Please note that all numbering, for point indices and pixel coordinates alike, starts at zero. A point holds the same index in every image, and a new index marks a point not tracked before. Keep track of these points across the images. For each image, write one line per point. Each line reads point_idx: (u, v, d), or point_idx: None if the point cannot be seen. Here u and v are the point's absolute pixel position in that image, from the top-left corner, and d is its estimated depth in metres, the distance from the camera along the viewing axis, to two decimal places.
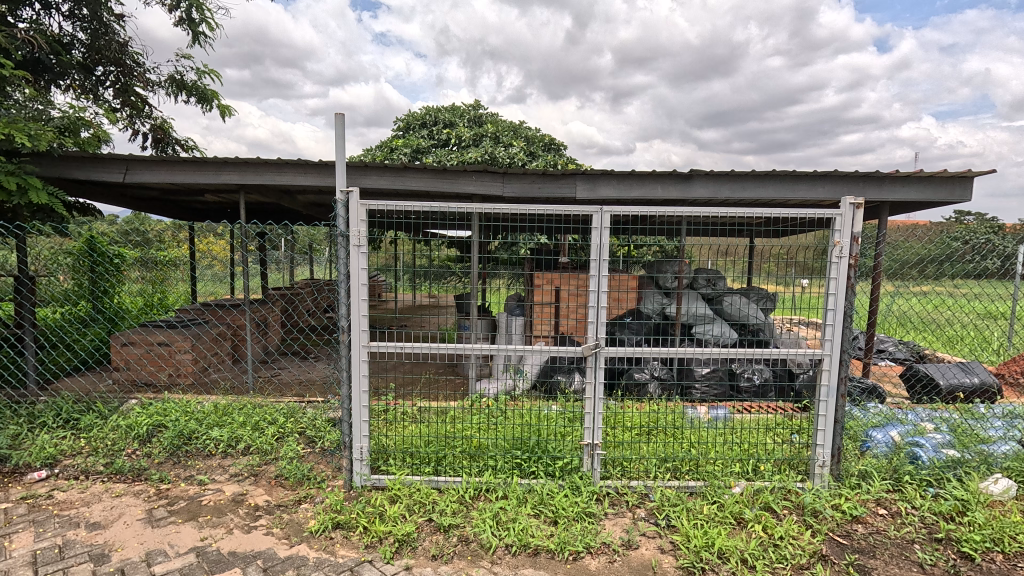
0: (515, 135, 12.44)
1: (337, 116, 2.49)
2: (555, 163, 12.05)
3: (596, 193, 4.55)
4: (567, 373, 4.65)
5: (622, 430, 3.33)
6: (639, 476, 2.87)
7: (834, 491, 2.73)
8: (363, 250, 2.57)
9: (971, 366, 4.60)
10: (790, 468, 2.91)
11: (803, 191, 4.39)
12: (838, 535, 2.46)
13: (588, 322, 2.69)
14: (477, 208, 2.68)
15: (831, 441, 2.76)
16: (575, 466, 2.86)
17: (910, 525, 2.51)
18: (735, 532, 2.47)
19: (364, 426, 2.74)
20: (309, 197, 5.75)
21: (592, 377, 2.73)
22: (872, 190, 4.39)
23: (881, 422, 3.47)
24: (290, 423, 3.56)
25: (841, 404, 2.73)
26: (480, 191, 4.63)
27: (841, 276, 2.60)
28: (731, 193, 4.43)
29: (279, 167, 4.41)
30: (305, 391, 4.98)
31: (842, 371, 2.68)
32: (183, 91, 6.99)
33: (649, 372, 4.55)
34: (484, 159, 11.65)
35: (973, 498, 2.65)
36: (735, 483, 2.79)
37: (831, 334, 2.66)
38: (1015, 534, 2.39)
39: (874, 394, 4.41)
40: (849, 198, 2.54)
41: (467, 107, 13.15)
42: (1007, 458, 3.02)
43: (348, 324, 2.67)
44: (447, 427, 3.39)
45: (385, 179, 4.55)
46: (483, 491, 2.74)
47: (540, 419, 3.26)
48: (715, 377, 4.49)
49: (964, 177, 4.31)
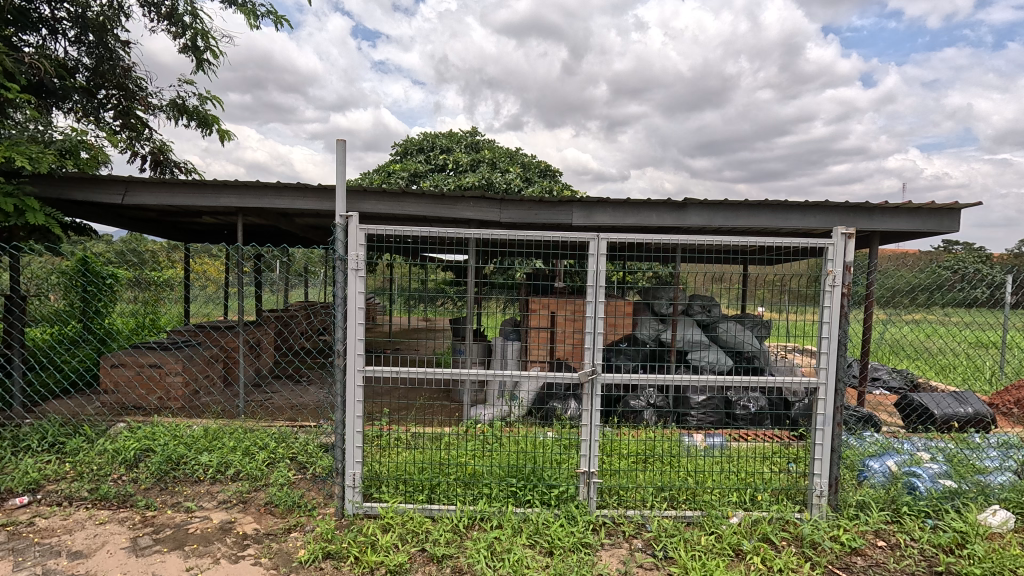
0: (511, 161, 12.64)
1: (339, 142, 2.52)
2: (553, 189, 12.22)
3: (592, 220, 4.60)
4: (562, 400, 4.67)
5: (619, 457, 3.32)
6: (636, 505, 2.82)
7: (832, 522, 2.69)
8: (361, 274, 2.56)
9: (965, 396, 4.62)
10: (787, 498, 2.86)
11: (795, 220, 4.47)
12: (837, 567, 2.43)
13: (585, 347, 2.69)
14: (475, 233, 2.70)
15: (828, 470, 2.74)
16: (571, 495, 2.81)
17: (909, 557, 2.49)
18: (733, 565, 2.43)
19: (357, 453, 2.69)
20: (307, 220, 5.77)
21: (589, 404, 2.70)
22: (863, 220, 4.47)
23: (877, 451, 3.45)
24: (281, 447, 3.51)
25: (838, 432, 2.71)
26: (477, 217, 4.68)
27: (835, 305, 2.63)
28: (724, 222, 4.50)
29: (279, 190, 4.44)
30: (298, 415, 4.93)
31: (837, 401, 2.68)
32: (184, 115, 7.08)
33: (644, 399, 4.57)
34: (481, 185, 11.81)
35: (971, 530, 2.64)
36: (732, 513, 2.76)
37: (826, 362, 2.68)
38: (1015, 567, 2.36)
39: (870, 422, 4.40)
40: (841, 228, 2.59)
41: (464, 133, 13.37)
42: (1005, 489, 2.99)
43: (344, 348, 2.66)
44: (441, 453, 3.36)
45: (384, 204, 4.60)
46: (477, 520, 2.69)
47: (535, 446, 3.27)
48: (710, 404, 4.52)
49: (951, 209, 4.41)
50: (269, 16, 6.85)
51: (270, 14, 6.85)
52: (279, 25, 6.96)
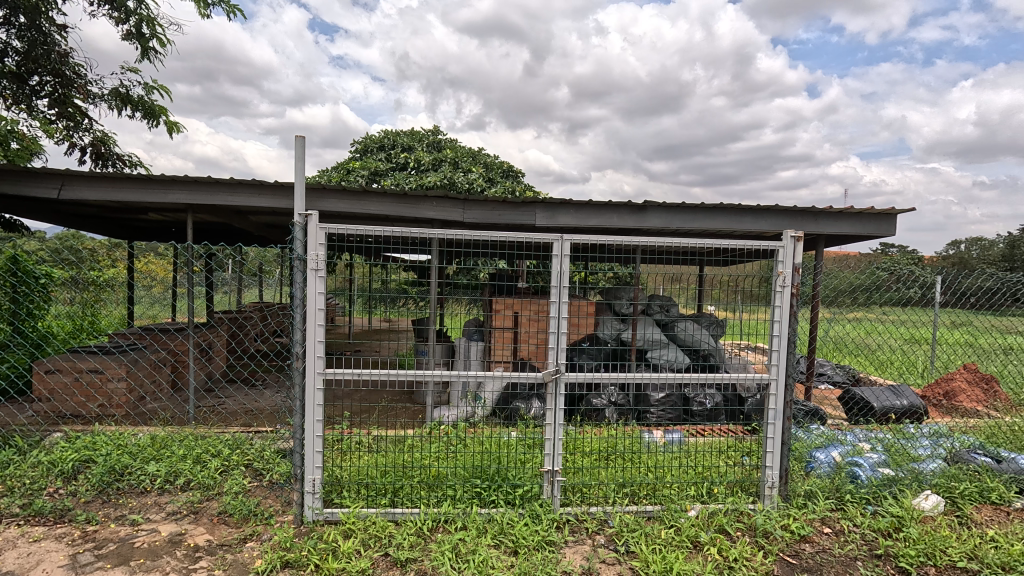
0: (473, 161, 12.61)
1: (297, 139, 2.45)
2: (515, 190, 12.26)
3: (555, 221, 4.65)
4: (525, 400, 4.70)
5: (582, 455, 3.37)
6: (598, 502, 2.87)
7: (782, 512, 2.82)
8: (321, 274, 2.50)
9: (900, 389, 4.94)
10: (742, 490, 2.98)
11: (747, 223, 4.66)
12: (787, 554, 2.55)
13: (549, 347, 2.72)
14: (439, 234, 2.68)
15: (779, 462, 2.87)
16: (535, 494, 2.83)
17: (852, 542, 2.64)
18: (692, 556, 2.51)
19: (317, 458, 2.61)
20: (263, 218, 5.58)
21: (552, 403, 2.72)
22: (809, 223, 4.70)
23: (823, 443, 3.64)
24: (235, 454, 3.38)
25: (788, 426, 2.84)
26: (440, 217, 4.66)
27: (785, 304, 2.77)
28: (682, 224, 4.64)
29: (232, 187, 4.27)
30: (254, 421, 4.76)
31: (787, 395, 2.82)
32: (128, 105, 6.70)
33: (606, 398, 4.65)
34: (443, 184, 11.71)
35: (907, 514, 2.82)
36: (690, 507, 2.86)
37: (776, 359, 2.81)
38: (944, 547, 2.55)
39: (816, 416, 4.64)
40: (790, 231, 2.72)
41: (426, 132, 13.24)
42: (936, 475, 3.21)
43: (302, 350, 2.58)
44: (404, 455, 3.32)
45: (344, 202, 4.50)
46: (441, 523, 2.67)
47: (500, 447, 3.27)
48: (669, 402, 4.65)
49: (888, 214, 4.71)
50: (220, 4, 6.57)
51: (221, 3, 6.57)
52: (232, 14, 6.69)
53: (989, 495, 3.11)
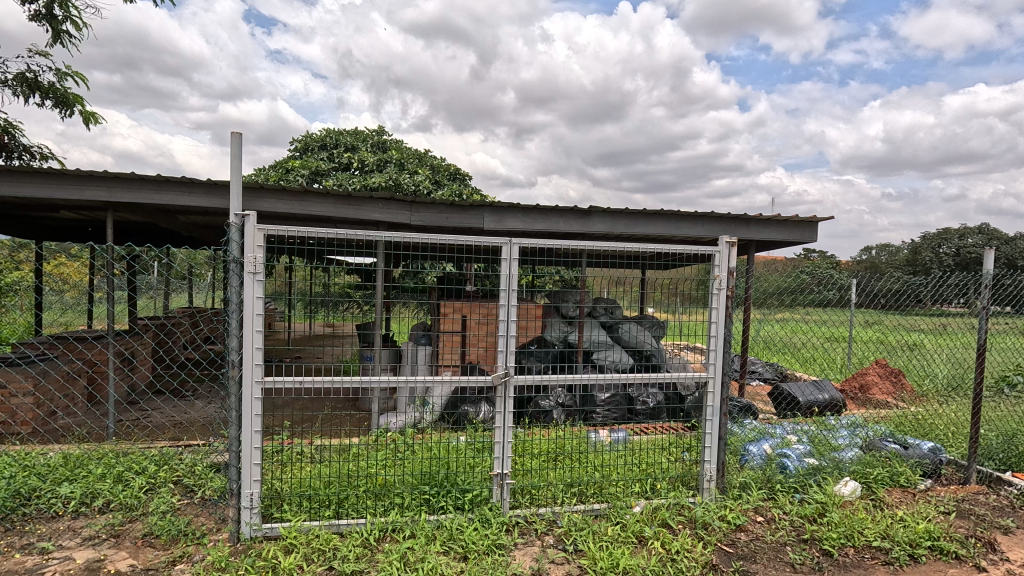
0: (420, 162, 12.46)
1: (234, 136, 2.33)
2: (462, 192, 12.23)
3: (502, 225, 4.68)
4: (474, 404, 4.68)
5: (531, 457, 3.40)
6: (547, 503, 2.91)
7: (720, 503, 2.97)
8: (259, 278, 2.37)
9: (822, 384, 5.34)
10: (683, 485, 3.11)
11: (686, 229, 4.88)
12: (724, 544, 2.68)
13: (498, 351, 2.73)
14: (386, 237, 2.62)
15: (716, 456, 3.02)
16: (484, 497, 2.82)
17: (782, 529, 2.81)
18: (637, 551, 2.59)
19: (255, 471, 2.48)
20: (194, 218, 5.25)
21: (501, 406, 2.73)
22: (741, 230, 4.99)
23: (756, 436, 3.87)
24: (162, 471, 3.15)
25: (724, 422, 3.00)
26: (386, 219, 4.56)
27: (721, 306, 2.92)
28: (625, 229, 4.80)
29: (159, 184, 3.99)
30: (184, 435, 4.46)
31: (724, 393, 2.97)
32: (37, 92, 6.12)
33: (553, 399, 4.72)
34: (388, 185, 11.49)
35: (830, 500, 3.04)
36: (635, 503, 2.95)
37: (714, 358, 2.96)
38: (862, 529, 2.77)
39: (749, 411, 4.92)
40: (725, 237, 2.87)
41: (370, 132, 12.96)
42: (854, 462, 3.49)
43: (239, 358, 2.45)
44: (349, 465, 3.22)
45: (284, 203, 4.32)
46: (389, 532, 2.61)
47: (448, 451, 3.24)
48: (614, 402, 4.79)
49: (810, 222, 5.08)
50: None
51: None
52: None
53: (898, 479, 3.41)
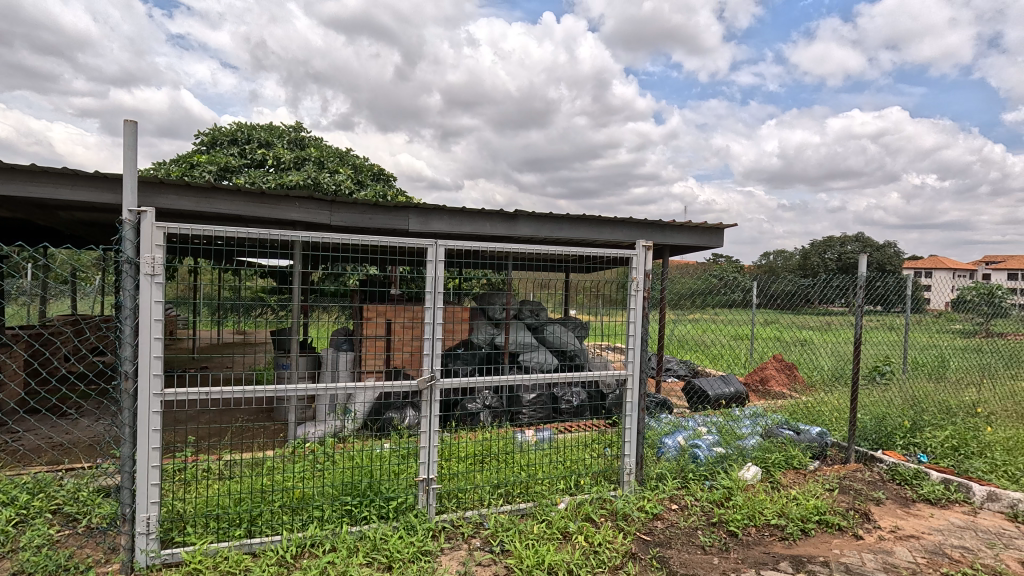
0: (341, 162, 12.01)
1: (128, 124, 2.12)
2: (386, 194, 11.95)
3: (428, 227, 4.62)
4: (399, 410, 4.57)
5: (457, 461, 3.38)
6: (474, 505, 2.90)
7: (638, 495, 3.12)
8: (158, 281, 2.17)
9: (728, 378, 5.77)
10: (605, 479, 3.23)
11: (606, 233, 5.09)
12: (642, 532, 2.82)
13: (423, 354, 2.68)
14: (304, 237, 2.50)
15: (635, 450, 3.18)
16: (410, 504, 2.77)
17: (694, 514, 3.01)
18: (562, 546, 2.65)
19: (153, 492, 2.26)
20: (78, 214, 4.70)
21: (427, 411, 2.69)
22: (657, 235, 5.29)
23: (670, 429, 4.10)
24: (37, 500, 2.78)
25: (642, 417, 3.16)
26: (305, 219, 4.35)
27: (639, 306, 3.08)
28: (549, 233, 4.92)
29: (34, 176, 3.53)
30: (65, 457, 3.96)
31: (642, 389, 3.13)
32: None
33: (480, 402, 4.73)
34: (307, 184, 10.96)
35: (735, 485, 3.30)
36: (560, 500, 3.02)
37: (632, 357, 3.11)
38: (762, 509, 3.03)
39: (665, 406, 5.21)
40: (642, 241, 3.03)
41: (286, 128, 12.30)
42: (755, 449, 3.80)
43: (133, 368, 2.22)
44: (262, 480, 3.02)
45: (188, 200, 3.98)
46: (307, 548, 2.48)
47: (372, 460, 3.14)
48: (540, 402, 4.88)
49: (717, 229, 5.49)
50: None
51: None
52: None
53: (792, 462, 3.77)
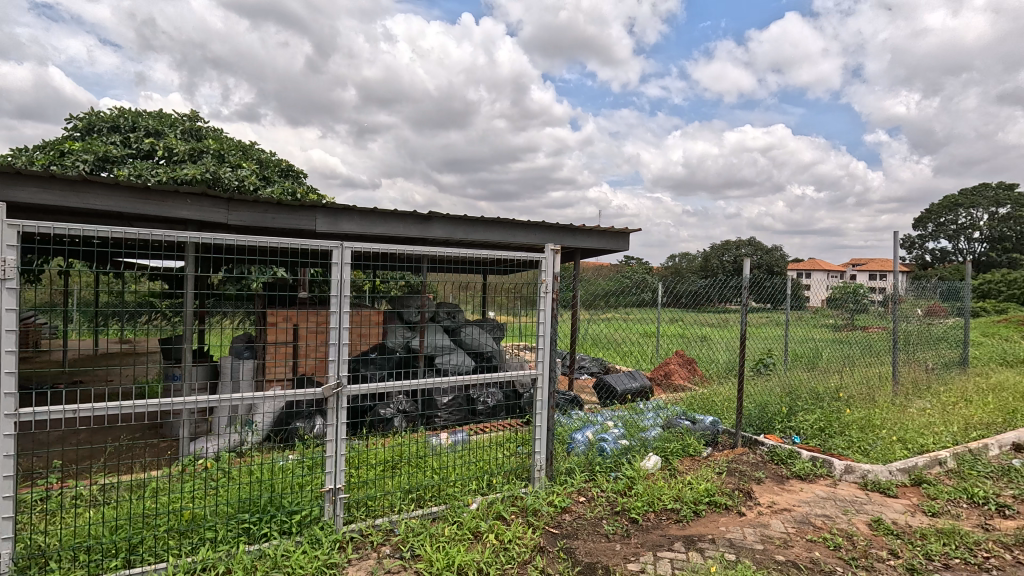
0: (244, 156, 11.22)
1: None
2: (295, 191, 11.34)
3: (337, 228, 4.46)
4: (307, 419, 4.37)
5: (368, 468, 3.30)
6: (384, 513, 2.85)
7: (548, 490, 3.23)
8: (12, 286, 1.92)
9: (634, 374, 6.12)
10: (516, 477, 3.31)
11: (520, 237, 5.21)
12: (551, 526, 2.92)
13: (329, 360, 2.60)
14: (194, 238, 2.33)
15: (545, 447, 3.29)
16: (315, 517, 2.66)
17: (599, 505, 3.17)
18: (472, 546, 2.68)
19: (5, 526, 1.98)
20: None
21: (334, 419, 2.61)
22: (567, 239, 5.50)
23: (580, 425, 4.29)
24: None
25: (551, 414, 3.28)
26: (197, 217, 4.02)
27: (548, 308, 3.19)
28: (463, 235, 4.94)
29: None
30: None
31: (551, 387, 3.25)
32: None
33: (394, 407, 4.64)
34: (204, 179, 10.11)
35: (637, 474, 3.52)
36: (472, 500, 3.05)
37: (542, 356, 3.21)
38: (660, 495, 3.26)
39: (576, 402, 5.42)
40: (550, 245, 3.15)
41: (179, 116, 11.26)
42: (656, 439, 4.08)
43: None
44: (146, 503, 2.76)
45: (53, 193, 3.53)
46: (198, 572, 2.31)
47: (275, 473, 2.99)
48: (455, 404, 4.88)
49: (623, 233, 5.82)
50: None
51: None
52: None
53: (688, 449, 4.09)
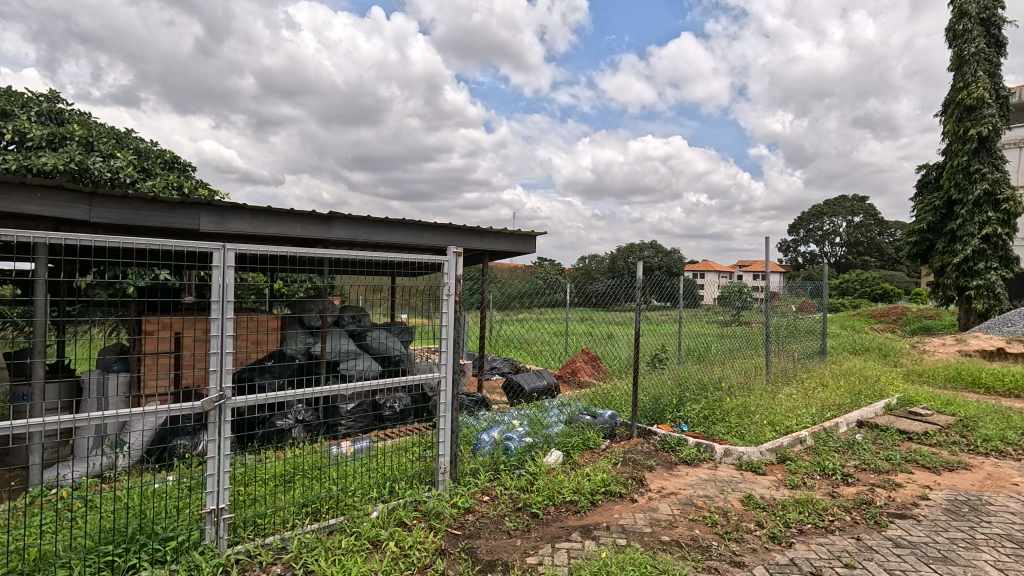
0: (117, 144, 10.02)
1: None
2: (181, 186, 10.34)
3: (225, 227, 4.14)
4: (191, 435, 4.02)
5: (259, 483, 3.10)
6: (275, 530, 2.69)
7: (452, 492, 3.24)
8: None
9: (541, 372, 6.30)
10: (419, 482, 3.28)
11: (426, 238, 5.18)
12: (453, 528, 2.93)
13: (211, 371, 2.41)
14: (42, 239, 2.06)
15: (448, 450, 3.29)
16: (194, 542, 2.45)
17: (502, 503, 3.23)
18: (371, 556, 2.61)
19: None
20: None
21: (216, 434, 2.42)
22: (474, 241, 5.56)
23: (487, 425, 4.33)
24: None
25: (455, 416, 3.29)
26: (50, 213, 3.53)
27: (450, 310, 3.20)
28: (367, 237, 4.81)
29: None
30: None
31: (454, 389, 3.26)
32: None
33: (292, 417, 4.40)
34: (66, 169, 8.90)
35: (539, 470, 3.63)
36: (372, 509, 2.97)
37: (445, 359, 3.22)
38: (560, 488, 3.39)
39: (484, 403, 5.47)
40: (452, 248, 3.15)
41: (33, 96, 9.81)
42: (558, 435, 4.24)
43: None
44: None
45: None
46: None
47: (148, 498, 2.72)
48: (360, 410, 4.73)
49: (529, 236, 5.98)
50: None
51: None
52: None
53: (589, 442, 4.29)
